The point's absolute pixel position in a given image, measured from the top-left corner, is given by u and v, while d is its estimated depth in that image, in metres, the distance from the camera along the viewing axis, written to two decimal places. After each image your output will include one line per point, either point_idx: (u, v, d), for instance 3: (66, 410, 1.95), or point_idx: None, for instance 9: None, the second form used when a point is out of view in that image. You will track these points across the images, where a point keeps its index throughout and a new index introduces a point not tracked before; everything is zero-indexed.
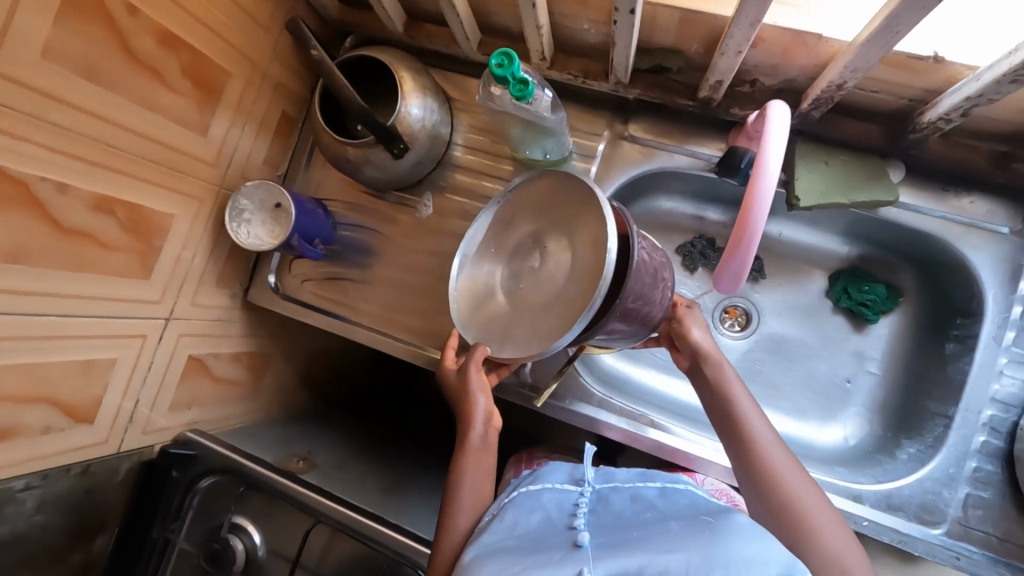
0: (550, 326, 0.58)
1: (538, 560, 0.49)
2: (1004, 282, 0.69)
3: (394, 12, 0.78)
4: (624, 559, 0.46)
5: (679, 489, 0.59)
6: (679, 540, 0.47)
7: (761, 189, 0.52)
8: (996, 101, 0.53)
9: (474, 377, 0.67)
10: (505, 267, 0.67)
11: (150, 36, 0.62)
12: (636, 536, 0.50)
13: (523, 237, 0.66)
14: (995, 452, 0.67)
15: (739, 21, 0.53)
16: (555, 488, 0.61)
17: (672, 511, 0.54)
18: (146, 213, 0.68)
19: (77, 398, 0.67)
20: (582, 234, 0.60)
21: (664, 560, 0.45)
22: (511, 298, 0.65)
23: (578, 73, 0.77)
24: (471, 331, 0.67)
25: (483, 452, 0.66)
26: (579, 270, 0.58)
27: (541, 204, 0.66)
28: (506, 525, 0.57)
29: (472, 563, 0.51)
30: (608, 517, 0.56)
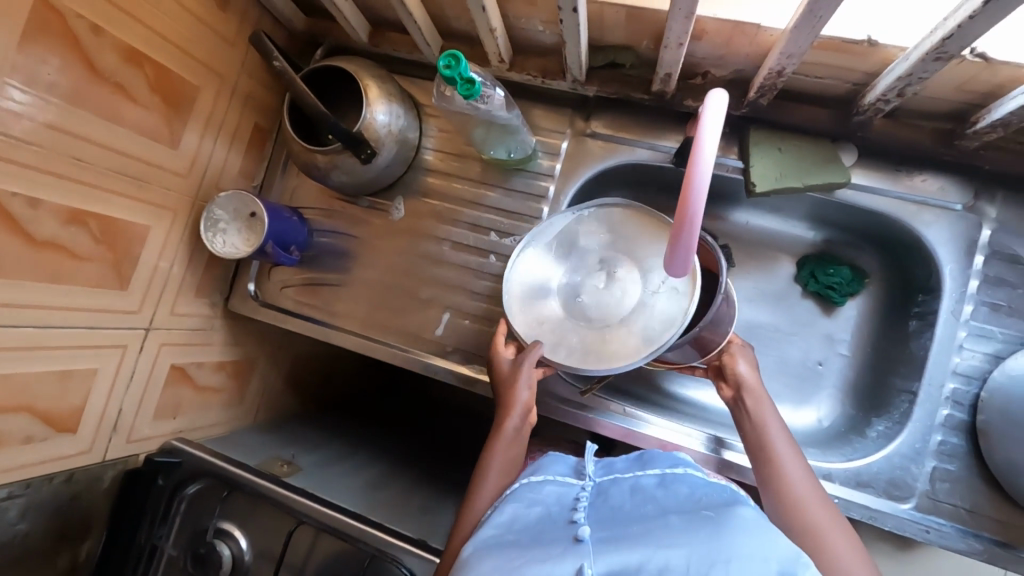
0: (611, 352, 0.63)
1: (535, 556, 0.46)
2: (960, 257, 0.70)
3: (356, 22, 0.81)
4: (625, 557, 0.44)
5: (680, 475, 0.55)
6: (682, 535, 0.44)
7: (699, 171, 0.50)
8: (926, 79, 0.55)
9: (529, 371, 0.67)
10: (567, 275, 0.69)
11: (114, 53, 0.65)
12: (636, 531, 0.47)
13: (594, 252, 0.69)
14: (959, 425, 0.68)
15: (674, 14, 0.55)
16: (557, 481, 0.59)
17: (673, 501, 0.51)
18: (119, 225, 0.71)
19: (57, 407, 0.69)
20: (658, 269, 0.65)
21: (664, 557, 0.42)
22: (569, 306, 0.68)
23: (537, 73, 0.80)
24: (520, 325, 0.69)
25: (511, 444, 0.66)
26: (650, 303, 0.64)
27: (617, 228, 0.69)
28: (504, 519, 0.55)
29: (470, 560, 0.49)
30: (606, 510, 0.53)
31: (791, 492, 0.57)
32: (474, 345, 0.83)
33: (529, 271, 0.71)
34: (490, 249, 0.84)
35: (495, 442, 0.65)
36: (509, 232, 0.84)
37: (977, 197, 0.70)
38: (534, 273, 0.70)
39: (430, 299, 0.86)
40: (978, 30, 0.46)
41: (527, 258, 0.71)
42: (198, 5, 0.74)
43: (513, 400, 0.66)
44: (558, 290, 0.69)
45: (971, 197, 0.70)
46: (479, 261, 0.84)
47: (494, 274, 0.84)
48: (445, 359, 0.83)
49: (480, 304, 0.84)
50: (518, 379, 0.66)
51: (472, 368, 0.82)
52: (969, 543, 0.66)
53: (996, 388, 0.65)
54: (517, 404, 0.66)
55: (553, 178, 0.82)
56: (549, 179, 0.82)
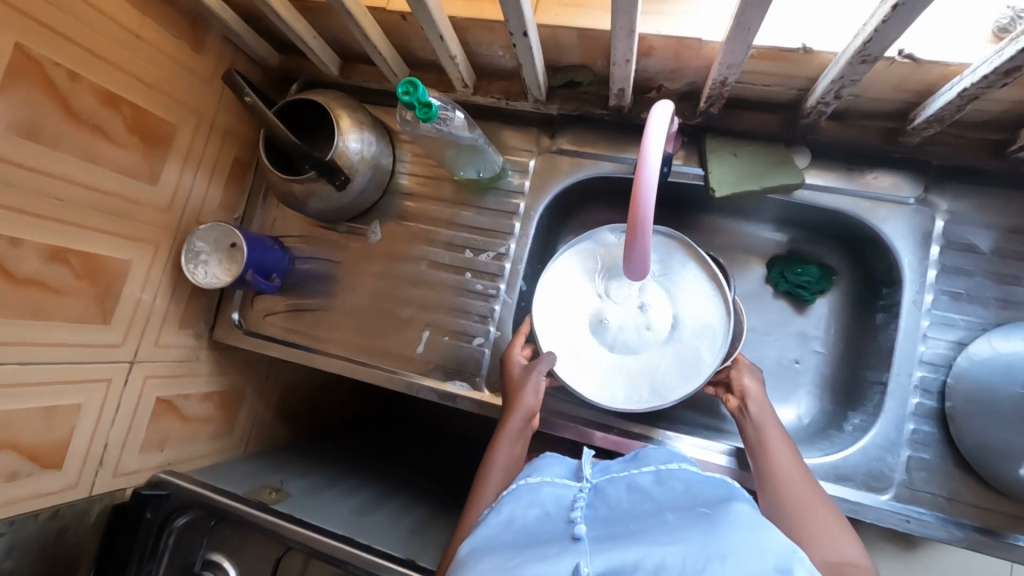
0: (616, 388, 0.71)
1: (534, 554, 0.46)
2: (917, 249, 0.72)
3: (327, 57, 0.85)
4: (622, 555, 0.44)
5: (675, 474, 0.56)
6: (679, 532, 0.44)
7: (645, 177, 0.52)
8: (858, 81, 0.59)
9: (538, 380, 0.70)
10: (604, 298, 0.74)
11: (92, 97, 0.68)
12: (634, 529, 0.48)
13: (635, 282, 0.74)
14: (930, 413, 0.69)
15: (617, 32, 0.58)
16: (555, 482, 0.59)
17: (670, 499, 0.52)
18: (100, 260, 0.73)
19: (40, 443, 0.70)
20: (691, 322, 0.71)
21: (661, 554, 0.42)
22: (596, 331, 0.74)
23: (500, 95, 0.85)
24: (545, 340, 0.73)
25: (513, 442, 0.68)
26: (675, 354, 0.71)
27: (667, 258, 0.74)
28: (502, 518, 0.55)
29: (468, 559, 0.49)
30: (604, 509, 0.53)
31: (790, 493, 0.57)
32: (455, 361, 0.84)
33: (559, 281, 0.76)
34: (466, 266, 0.86)
35: (499, 440, 0.68)
36: (484, 249, 0.86)
37: (928, 190, 0.72)
38: (566, 285, 0.75)
39: (410, 318, 0.87)
40: (894, 33, 0.49)
41: (564, 266, 0.76)
42: (174, 48, 0.77)
43: (518, 404, 0.69)
44: (589, 314, 0.74)
45: (923, 190, 0.72)
46: (456, 278, 0.86)
47: (471, 291, 0.86)
48: (427, 377, 0.84)
49: (460, 320, 0.85)
50: (524, 388, 0.70)
51: (454, 384, 0.83)
52: (950, 530, 0.66)
53: (961, 373, 0.66)
54: (521, 407, 0.69)
55: (523, 195, 0.85)
56: (520, 196, 0.85)
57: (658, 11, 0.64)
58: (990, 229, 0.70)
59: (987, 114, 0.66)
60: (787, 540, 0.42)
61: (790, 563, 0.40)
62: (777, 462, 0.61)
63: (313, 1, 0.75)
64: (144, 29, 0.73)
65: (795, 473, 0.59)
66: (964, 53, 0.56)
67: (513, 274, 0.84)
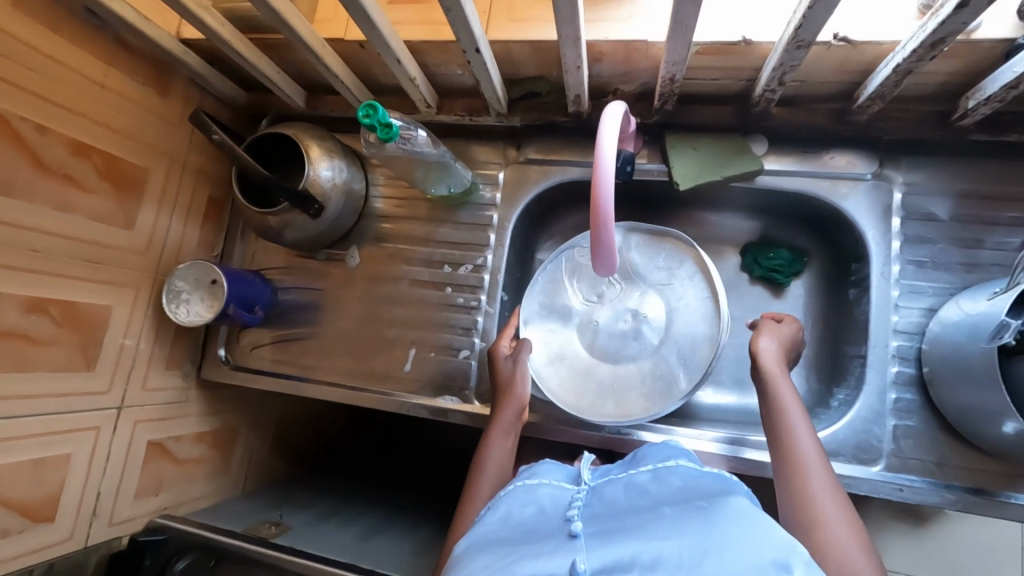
0: (584, 392, 0.74)
1: (530, 551, 0.46)
2: (878, 222, 0.74)
3: (292, 91, 0.87)
4: (617, 550, 0.44)
5: (672, 468, 0.56)
6: (674, 527, 0.45)
7: (603, 173, 0.53)
8: (796, 66, 0.62)
9: (526, 371, 0.72)
10: (597, 300, 0.77)
11: (61, 147, 0.70)
12: (630, 524, 0.48)
13: (630, 291, 0.77)
14: (910, 380, 0.71)
15: (564, 41, 0.61)
16: (553, 484, 0.58)
17: (666, 495, 0.52)
18: (80, 308, 0.73)
19: (30, 498, 0.69)
20: (677, 341, 0.73)
21: (657, 548, 0.43)
22: (581, 332, 0.77)
23: (464, 112, 0.87)
24: (529, 330, 0.78)
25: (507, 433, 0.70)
26: (650, 374, 0.73)
27: (668, 270, 0.76)
28: (499, 517, 0.55)
29: (465, 557, 0.49)
30: (599, 506, 0.53)
31: (804, 489, 0.55)
32: (443, 376, 0.85)
33: (559, 274, 0.79)
34: (446, 281, 0.87)
35: (490, 434, 0.70)
36: (462, 262, 0.87)
37: (883, 165, 0.75)
38: (563, 281, 0.79)
39: (396, 338, 0.88)
40: (822, 17, 0.52)
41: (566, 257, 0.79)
42: (141, 95, 0.79)
43: (511, 396, 0.71)
44: (580, 318, 0.77)
45: (877, 165, 0.75)
46: (438, 294, 0.87)
47: (453, 304, 0.87)
48: (417, 394, 0.85)
49: (445, 335, 0.86)
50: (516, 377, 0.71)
51: (444, 399, 0.83)
52: (942, 495, 0.66)
53: (933, 339, 0.68)
54: (513, 399, 0.71)
55: (496, 206, 0.87)
56: (492, 208, 0.87)
57: (605, 18, 0.67)
58: (946, 196, 0.72)
59: (926, 87, 0.69)
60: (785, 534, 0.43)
61: (787, 558, 0.41)
62: (792, 450, 0.58)
63: (273, 38, 0.77)
64: (109, 78, 0.75)
65: (810, 462, 0.57)
66: (893, 32, 0.60)
67: (493, 285, 0.86)
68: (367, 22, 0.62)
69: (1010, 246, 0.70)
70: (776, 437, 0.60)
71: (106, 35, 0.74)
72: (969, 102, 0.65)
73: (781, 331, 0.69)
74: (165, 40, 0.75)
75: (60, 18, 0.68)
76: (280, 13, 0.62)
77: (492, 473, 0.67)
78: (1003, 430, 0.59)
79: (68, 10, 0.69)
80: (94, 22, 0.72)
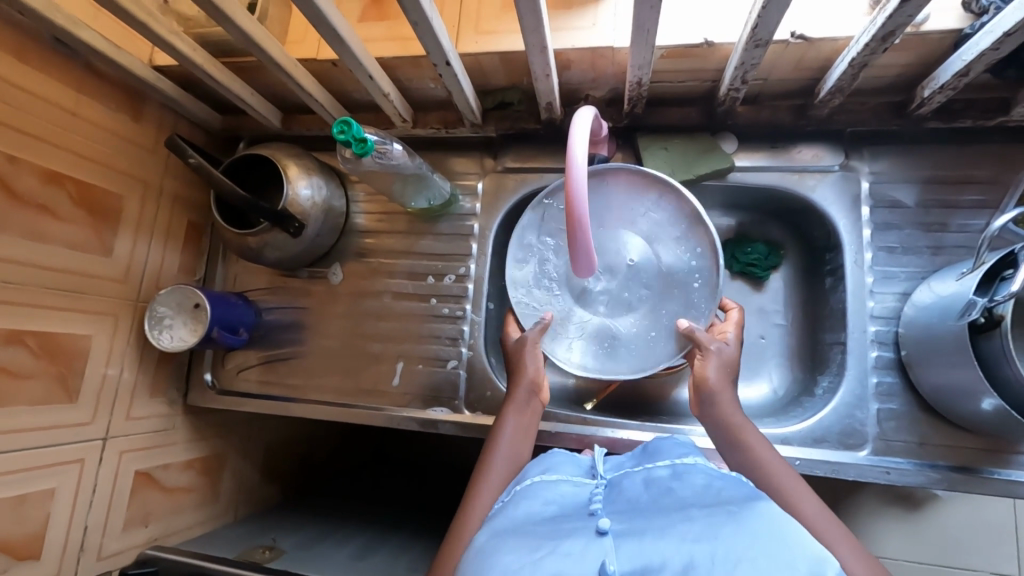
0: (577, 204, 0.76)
1: (560, 549, 0.42)
2: (849, 211, 0.76)
3: (268, 112, 0.88)
4: (648, 553, 0.41)
5: (690, 466, 0.53)
6: (706, 528, 0.42)
7: (575, 179, 0.54)
8: (758, 64, 0.64)
9: (537, 351, 0.71)
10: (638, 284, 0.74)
11: (33, 177, 0.69)
12: (658, 523, 0.44)
13: (621, 303, 0.74)
14: (889, 363, 0.72)
15: (531, 49, 0.62)
16: (571, 481, 0.54)
17: (692, 490, 0.49)
18: (59, 339, 0.73)
19: (12, 536, 0.67)
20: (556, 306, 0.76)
21: (688, 552, 0.40)
22: (624, 253, 0.74)
23: (439, 125, 0.88)
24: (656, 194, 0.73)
25: (522, 418, 0.67)
26: (546, 261, 0.77)
27: (600, 345, 0.74)
28: (518, 513, 0.50)
29: (487, 550, 0.45)
30: (622, 502, 0.50)
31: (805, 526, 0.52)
32: (431, 387, 0.84)
33: (687, 269, 0.73)
34: (430, 292, 0.88)
35: (506, 411, 0.68)
36: (444, 272, 0.88)
37: (848, 157, 0.77)
38: (671, 266, 0.74)
39: (381, 354, 0.88)
40: (776, 16, 0.54)
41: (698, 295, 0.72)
42: (113, 121, 0.79)
43: (523, 373, 0.70)
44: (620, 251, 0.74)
45: (843, 157, 0.77)
46: (422, 305, 0.88)
47: (437, 315, 0.87)
48: (407, 407, 0.84)
49: (431, 346, 0.86)
50: (525, 353, 0.70)
51: (434, 410, 0.83)
52: (928, 474, 0.67)
53: (908, 321, 0.69)
54: (526, 376, 0.70)
55: (476, 216, 0.88)
56: (473, 217, 0.88)
57: (570, 27, 0.69)
58: (910, 182, 0.75)
59: (883, 80, 0.72)
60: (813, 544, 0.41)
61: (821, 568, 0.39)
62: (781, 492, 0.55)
63: (246, 60, 0.78)
64: (81, 106, 0.75)
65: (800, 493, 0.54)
66: (846, 28, 0.62)
67: (476, 293, 0.86)
68: (338, 41, 0.62)
69: (975, 228, 0.73)
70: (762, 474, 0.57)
71: (78, 64, 0.75)
72: (925, 91, 0.68)
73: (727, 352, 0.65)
74: (136, 66, 0.75)
75: (28, 50, 0.69)
76: (252, 36, 0.63)
77: (506, 453, 0.64)
78: (981, 406, 0.60)
79: (38, 42, 0.70)
80: (64, 52, 0.73)
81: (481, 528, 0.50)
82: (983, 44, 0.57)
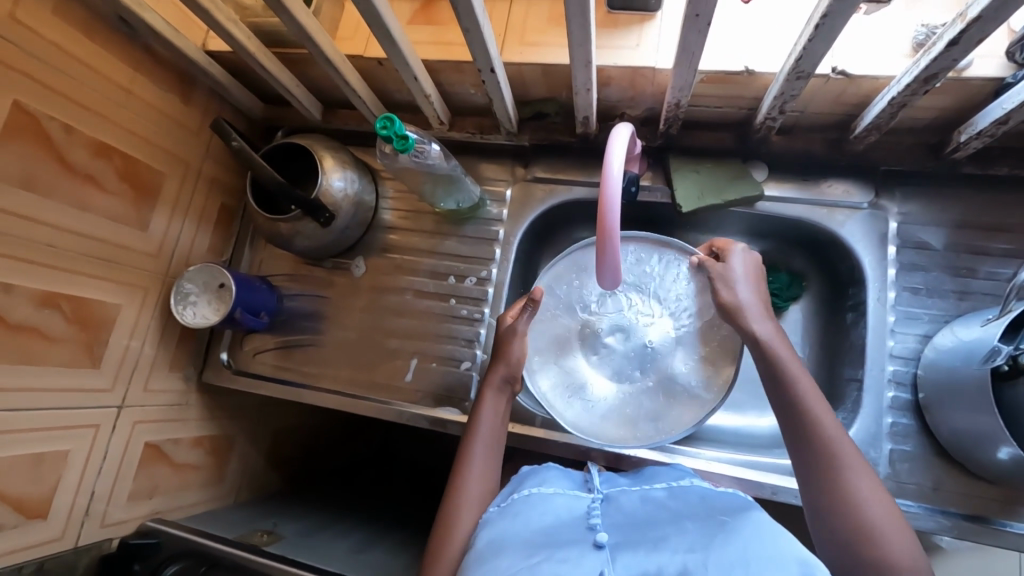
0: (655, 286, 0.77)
1: (557, 557, 0.43)
2: (875, 249, 0.76)
3: (309, 104, 0.90)
4: (645, 563, 0.42)
5: (686, 486, 0.53)
6: (700, 541, 0.43)
7: (610, 190, 0.55)
8: (796, 96, 0.65)
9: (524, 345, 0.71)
10: (637, 364, 0.77)
11: (85, 148, 0.72)
12: (654, 535, 0.45)
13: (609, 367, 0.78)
14: (906, 405, 0.71)
15: (576, 63, 0.64)
16: (567, 493, 0.54)
17: (687, 509, 0.50)
18: (91, 306, 0.74)
19: (24, 494, 0.68)
20: (559, 320, 0.79)
21: (685, 562, 0.41)
22: (638, 352, 0.78)
23: (474, 130, 0.91)
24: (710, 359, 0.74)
25: (499, 400, 0.70)
26: (583, 280, 0.78)
27: (565, 376, 0.77)
28: (515, 521, 0.50)
29: (485, 555, 0.46)
30: (619, 516, 0.50)
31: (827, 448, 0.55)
32: (444, 387, 0.85)
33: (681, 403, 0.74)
34: (450, 292, 0.89)
35: (484, 399, 0.69)
36: (466, 274, 0.89)
37: (879, 195, 0.77)
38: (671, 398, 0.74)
39: (397, 348, 0.89)
40: (819, 51, 0.55)
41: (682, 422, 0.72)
42: (163, 101, 0.82)
43: (505, 362, 0.70)
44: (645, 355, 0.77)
45: (873, 195, 0.77)
46: (441, 305, 0.89)
47: (456, 316, 0.88)
48: (417, 405, 0.85)
49: (446, 346, 0.87)
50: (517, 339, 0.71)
51: (444, 410, 0.83)
52: (938, 520, 0.67)
53: (928, 363, 0.69)
54: (507, 364, 0.70)
55: (502, 222, 0.89)
56: (499, 223, 0.89)
57: (615, 45, 0.71)
58: (940, 226, 0.75)
59: (920, 121, 0.73)
60: (799, 547, 0.41)
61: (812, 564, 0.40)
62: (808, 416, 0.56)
63: (296, 52, 0.80)
64: (135, 84, 0.78)
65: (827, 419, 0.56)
66: (888, 67, 0.63)
67: (496, 298, 0.87)
68: (389, 40, 0.64)
69: (1002, 276, 0.72)
70: (804, 445, 0.56)
71: (136, 43, 0.77)
72: (961, 136, 0.68)
73: (732, 268, 0.66)
74: (192, 50, 0.78)
75: (91, 26, 0.71)
76: (305, 28, 0.65)
77: (484, 446, 0.66)
78: (998, 455, 0.60)
79: (102, 19, 0.73)
80: (126, 31, 0.76)
81: (482, 531, 0.50)
82: None
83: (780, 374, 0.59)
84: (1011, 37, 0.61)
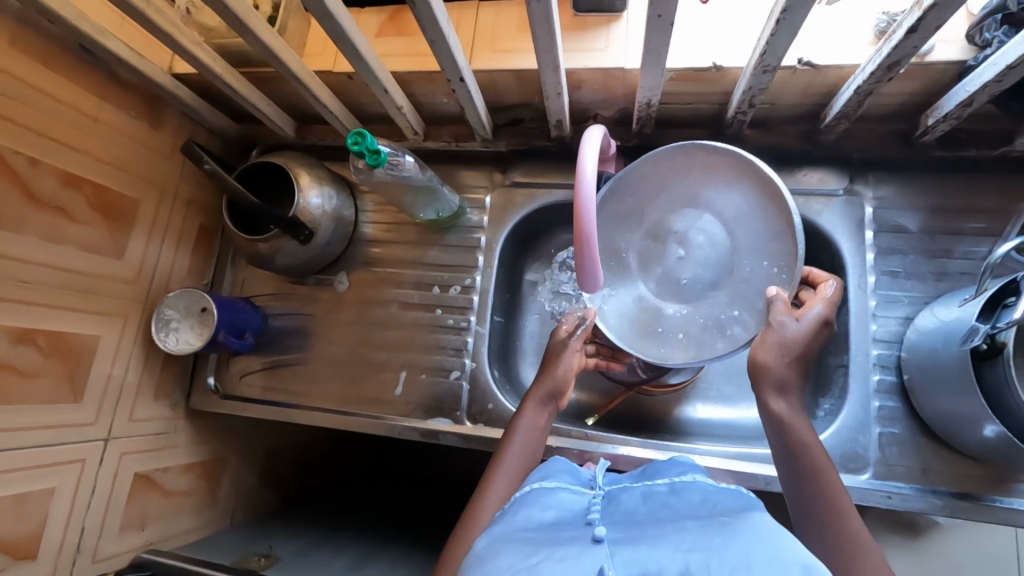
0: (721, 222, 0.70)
1: (557, 553, 0.42)
2: (853, 235, 0.77)
3: (281, 121, 0.89)
4: (643, 560, 0.41)
5: (689, 484, 0.53)
6: (700, 539, 0.42)
7: (585, 199, 0.55)
8: (764, 90, 0.65)
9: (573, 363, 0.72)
10: (691, 291, 0.72)
11: (53, 179, 0.71)
12: (655, 533, 0.45)
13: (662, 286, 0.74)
14: (891, 388, 0.72)
15: (543, 68, 0.64)
16: (571, 490, 0.54)
17: (689, 506, 0.49)
18: (68, 339, 0.73)
19: (10, 535, 0.67)
20: (629, 226, 0.75)
21: (684, 560, 0.40)
22: (695, 284, 0.72)
23: (450, 138, 0.91)
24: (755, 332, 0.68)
25: (543, 410, 0.70)
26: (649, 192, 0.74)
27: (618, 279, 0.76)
28: (517, 519, 0.49)
29: (484, 554, 0.45)
30: (620, 514, 0.50)
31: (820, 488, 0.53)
32: (434, 397, 0.85)
33: (713, 331, 0.70)
34: (436, 302, 0.88)
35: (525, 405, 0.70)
36: (450, 284, 0.88)
37: (853, 181, 0.78)
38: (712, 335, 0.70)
39: (385, 361, 0.88)
40: (783, 44, 0.56)
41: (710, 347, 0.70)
42: (132, 127, 0.81)
43: (554, 372, 0.71)
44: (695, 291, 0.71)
45: (848, 182, 0.78)
46: (427, 316, 0.88)
47: (443, 326, 0.87)
48: (408, 417, 0.84)
49: (435, 357, 0.87)
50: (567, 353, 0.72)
51: (436, 421, 0.83)
52: (930, 500, 0.67)
53: (911, 346, 0.69)
54: (556, 374, 0.71)
55: (483, 228, 0.89)
56: (480, 230, 0.89)
57: (583, 47, 0.71)
58: (914, 209, 0.76)
59: (889, 106, 0.73)
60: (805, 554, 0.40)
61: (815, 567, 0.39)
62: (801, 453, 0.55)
63: (264, 70, 0.80)
64: (101, 112, 0.77)
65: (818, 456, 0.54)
66: (852, 56, 0.64)
67: (482, 305, 0.87)
68: (355, 55, 0.64)
69: (977, 255, 0.73)
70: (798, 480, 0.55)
71: (100, 70, 0.76)
72: (929, 119, 0.69)
73: (793, 329, 0.60)
74: (157, 74, 0.77)
75: (52, 55, 0.70)
76: (270, 47, 0.64)
77: (518, 449, 0.66)
78: (984, 433, 0.60)
79: (64, 48, 0.72)
80: (89, 59, 0.75)
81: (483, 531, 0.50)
82: (986, 76, 0.58)
83: (772, 411, 0.58)
84: (970, 20, 0.62)
